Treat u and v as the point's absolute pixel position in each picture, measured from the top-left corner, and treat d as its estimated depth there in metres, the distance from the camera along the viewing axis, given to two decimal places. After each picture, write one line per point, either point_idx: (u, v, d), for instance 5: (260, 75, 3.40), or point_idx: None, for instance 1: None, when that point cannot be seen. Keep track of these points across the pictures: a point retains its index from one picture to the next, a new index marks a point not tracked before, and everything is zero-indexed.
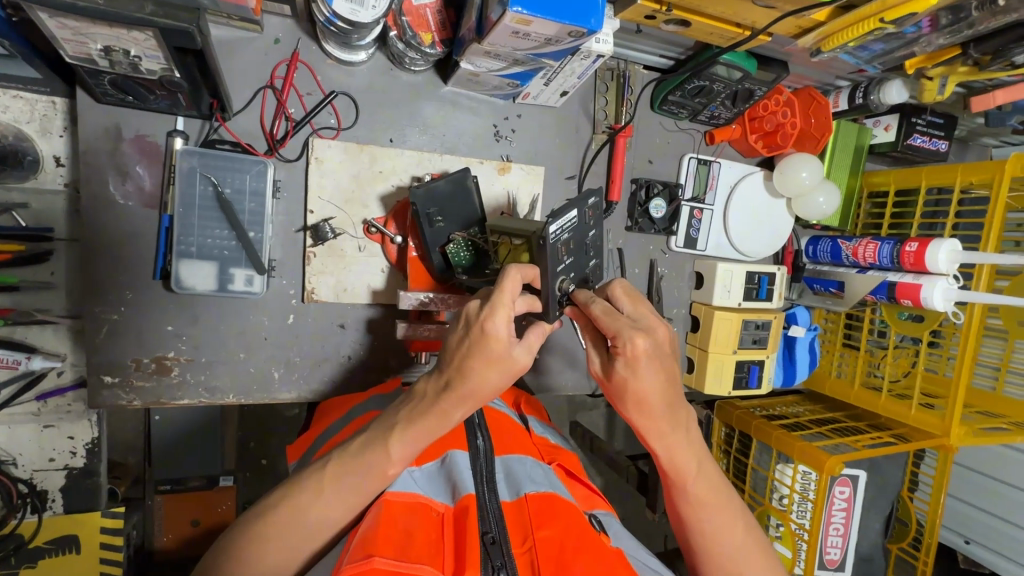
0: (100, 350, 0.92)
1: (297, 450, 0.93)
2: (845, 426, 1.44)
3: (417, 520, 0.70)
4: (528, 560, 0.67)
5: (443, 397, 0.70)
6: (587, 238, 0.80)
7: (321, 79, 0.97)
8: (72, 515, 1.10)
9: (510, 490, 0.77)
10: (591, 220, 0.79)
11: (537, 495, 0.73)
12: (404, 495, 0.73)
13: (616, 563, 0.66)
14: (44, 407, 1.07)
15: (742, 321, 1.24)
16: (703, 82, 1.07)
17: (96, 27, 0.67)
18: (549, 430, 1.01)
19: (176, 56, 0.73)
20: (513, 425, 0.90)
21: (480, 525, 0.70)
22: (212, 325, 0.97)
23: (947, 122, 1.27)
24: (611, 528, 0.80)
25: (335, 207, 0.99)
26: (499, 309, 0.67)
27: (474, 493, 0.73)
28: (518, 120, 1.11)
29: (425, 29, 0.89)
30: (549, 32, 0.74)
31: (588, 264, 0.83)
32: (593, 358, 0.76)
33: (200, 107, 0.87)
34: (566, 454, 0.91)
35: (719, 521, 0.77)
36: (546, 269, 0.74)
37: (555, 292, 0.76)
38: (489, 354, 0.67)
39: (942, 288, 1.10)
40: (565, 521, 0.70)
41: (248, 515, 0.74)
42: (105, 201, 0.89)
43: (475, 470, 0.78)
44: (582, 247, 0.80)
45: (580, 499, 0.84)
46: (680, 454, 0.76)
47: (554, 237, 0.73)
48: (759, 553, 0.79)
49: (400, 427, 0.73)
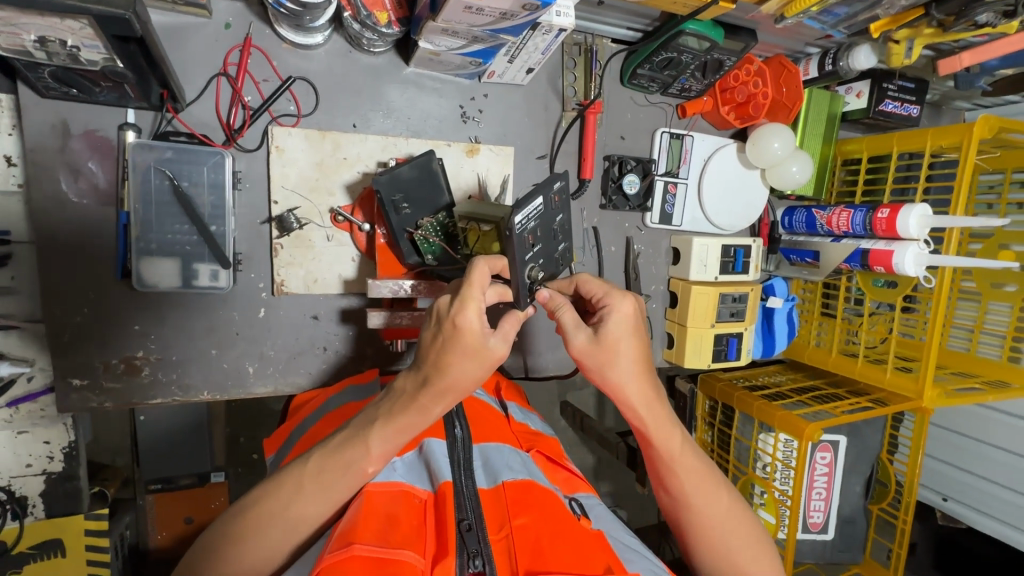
0: (66, 353, 0.91)
1: (273, 443, 0.92)
2: (824, 393, 1.47)
3: (399, 507, 0.70)
4: (505, 547, 0.68)
5: (422, 394, 0.71)
6: (554, 223, 0.79)
7: (276, 64, 0.94)
8: (54, 520, 1.09)
9: (487, 478, 0.77)
10: (557, 205, 0.78)
11: (515, 483, 0.73)
12: (386, 485, 0.73)
13: (592, 548, 0.67)
14: (16, 414, 1.03)
15: (719, 294, 1.25)
16: (671, 54, 1.05)
17: (26, 16, 0.64)
18: (529, 416, 1.00)
19: (116, 45, 0.70)
20: (490, 413, 0.90)
21: (457, 513, 0.70)
22: (180, 322, 0.95)
23: (918, 86, 1.27)
24: (593, 510, 0.81)
25: (299, 196, 0.96)
26: (469, 299, 0.68)
27: (450, 481, 0.74)
28: (485, 99, 1.08)
29: (380, 8, 0.87)
30: (502, 6, 0.72)
31: (557, 249, 0.81)
32: (575, 335, 0.74)
33: (150, 98, 0.84)
34: (546, 440, 0.91)
35: (705, 490, 0.77)
36: (513, 258, 0.73)
37: (524, 278, 0.75)
38: (462, 347, 0.68)
39: (913, 254, 1.11)
40: (541, 507, 0.70)
41: (227, 515, 0.73)
42: (59, 200, 0.86)
43: (452, 459, 0.78)
44: (549, 233, 0.79)
45: (560, 484, 0.84)
46: (662, 423, 0.76)
47: (520, 226, 0.72)
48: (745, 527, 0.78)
49: (382, 423, 0.73)
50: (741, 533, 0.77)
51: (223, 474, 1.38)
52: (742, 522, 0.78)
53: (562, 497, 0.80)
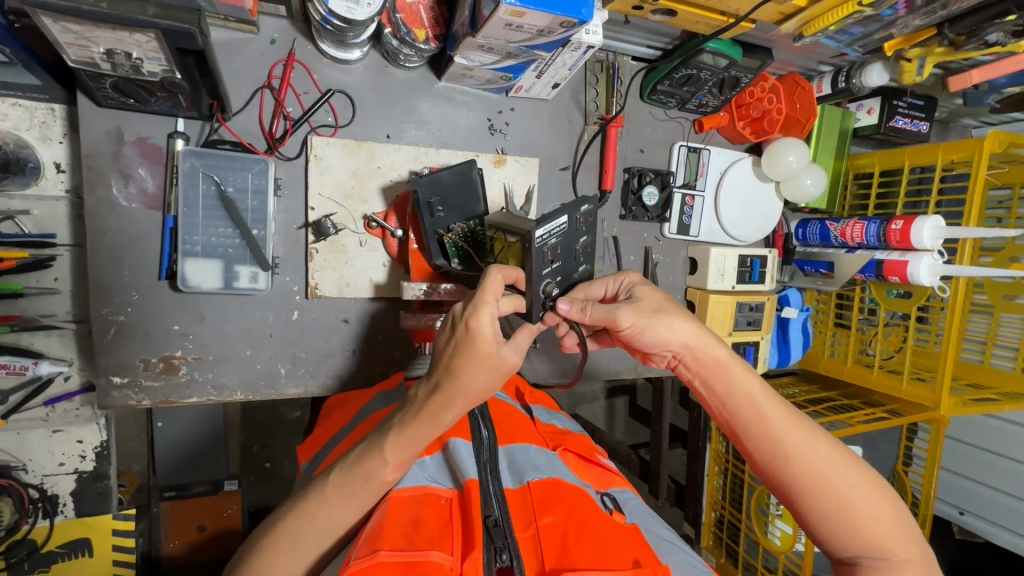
0: (108, 351, 0.93)
1: (307, 451, 0.93)
2: (839, 403, 1.50)
3: (423, 510, 0.71)
4: (532, 546, 0.68)
5: (434, 403, 0.68)
6: (577, 244, 0.79)
7: (317, 78, 0.98)
8: (84, 519, 1.10)
9: (512, 477, 0.78)
10: (583, 226, 0.77)
11: (540, 482, 0.75)
12: (409, 489, 0.73)
13: (619, 541, 0.67)
14: (53, 412, 1.06)
15: (736, 304, 1.28)
16: (691, 71, 1.10)
17: (98, 30, 0.68)
18: (556, 416, 1.02)
19: (177, 57, 0.74)
20: (516, 415, 0.92)
21: (483, 509, 0.71)
22: (217, 323, 0.98)
23: (927, 104, 1.31)
24: (627, 504, 0.82)
25: (335, 203, 1.00)
26: (484, 303, 0.65)
27: (476, 478, 0.74)
28: (511, 113, 1.13)
29: (419, 26, 0.91)
30: (540, 23, 0.75)
31: (577, 271, 0.81)
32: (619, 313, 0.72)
33: (200, 108, 0.89)
34: (574, 438, 0.92)
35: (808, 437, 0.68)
36: (529, 270, 0.74)
37: (539, 292, 0.75)
38: (473, 353, 0.65)
39: (927, 264, 1.14)
40: (567, 504, 0.71)
41: (260, 528, 0.76)
42: (109, 203, 0.90)
43: (477, 458, 0.78)
44: (571, 253, 0.78)
45: (592, 480, 0.85)
46: (735, 365, 0.72)
47: (540, 241, 0.72)
48: (858, 476, 0.67)
49: (394, 434, 0.71)
50: (856, 482, 0.67)
51: (236, 481, 1.38)
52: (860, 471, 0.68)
53: (594, 492, 0.80)
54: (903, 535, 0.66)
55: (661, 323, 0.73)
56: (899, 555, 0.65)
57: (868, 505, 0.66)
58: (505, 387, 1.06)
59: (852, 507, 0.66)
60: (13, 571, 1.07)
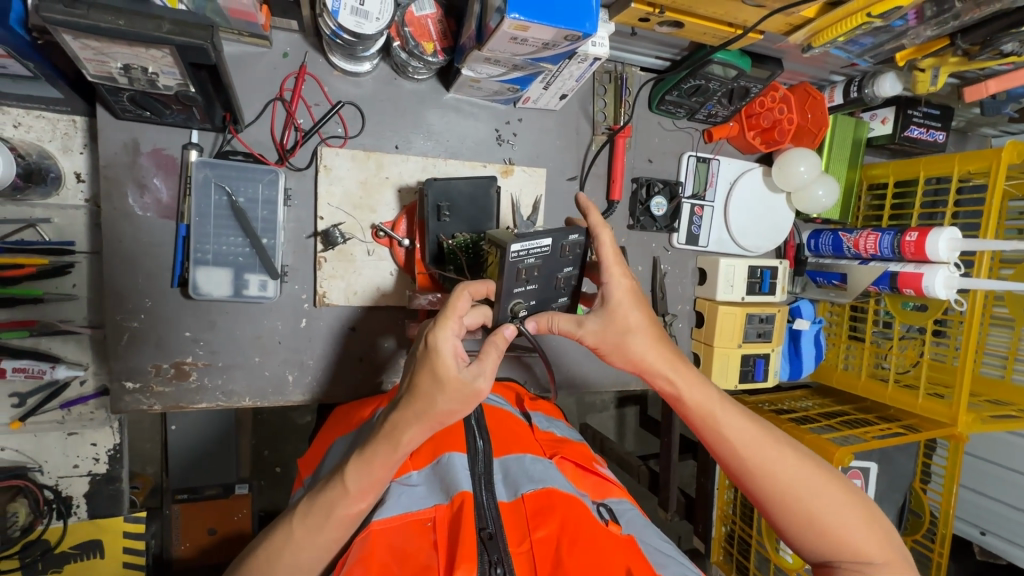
0: (121, 356, 0.96)
1: (308, 465, 0.93)
2: (854, 418, 1.48)
3: (408, 539, 0.70)
4: (527, 560, 0.69)
5: (395, 425, 0.68)
6: (559, 274, 0.78)
7: (327, 90, 1.00)
8: (96, 521, 1.12)
9: (507, 489, 0.78)
10: (568, 255, 0.76)
11: (535, 494, 0.74)
12: (390, 519, 0.72)
13: (611, 552, 0.67)
14: (69, 415, 1.08)
15: (746, 315, 1.26)
16: (699, 82, 1.09)
17: (116, 46, 0.71)
18: (555, 423, 1.00)
19: (191, 72, 0.76)
20: (514, 423, 0.91)
21: (477, 521, 0.71)
22: (226, 330, 1.00)
23: (943, 113, 1.29)
24: (624, 515, 0.80)
25: (344, 213, 1.02)
26: (446, 321, 0.65)
27: (469, 491, 0.74)
28: (519, 124, 1.14)
29: (427, 39, 0.92)
30: (545, 36, 0.75)
31: (554, 299, 0.81)
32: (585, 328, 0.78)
33: (214, 120, 0.91)
34: (571, 446, 0.91)
35: (774, 456, 0.78)
36: (501, 286, 0.73)
37: (509, 309, 0.75)
38: (433, 370, 0.64)
39: (943, 277, 1.11)
40: (560, 515, 0.71)
41: (240, 563, 0.76)
42: (125, 212, 0.92)
43: (472, 472, 0.78)
44: (551, 279, 0.78)
45: (589, 489, 0.83)
46: (708, 400, 0.80)
47: (516, 257, 0.71)
48: (825, 485, 0.77)
49: (354, 462, 0.71)
50: (823, 493, 0.77)
51: (248, 485, 1.38)
52: (826, 480, 0.78)
53: (590, 503, 0.79)
54: (872, 534, 0.76)
55: (634, 346, 0.79)
56: (875, 558, 0.75)
57: (835, 513, 0.76)
58: (506, 392, 1.05)
59: (821, 519, 0.76)
60: (27, 571, 1.08)
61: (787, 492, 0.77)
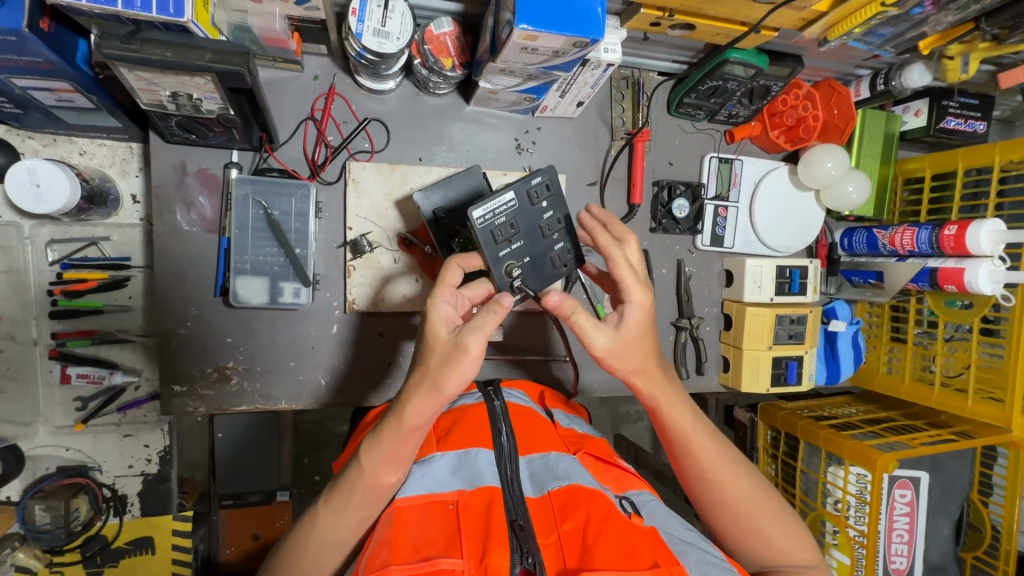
0: (170, 361, 1.03)
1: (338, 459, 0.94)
2: (900, 424, 1.42)
3: (432, 520, 0.72)
4: (554, 551, 0.69)
5: (403, 397, 0.73)
6: (541, 220, 0.86)
7: (355, 108, 1.06)
8: (148, 518, 1.19)
9: (533, 486, 0.78)
10: (538, 198, 0.86)
11: (561, 490, 0.74)
12: (415, 498, 0.75)
13: (638, 541, 0.66)
14: (125, 418, 1.17)
15: (775, 316, 1.23)
16: (717, 82, 1.10)
17: (164, 76, 0.78)
18: (576, 420, 1.01)
19: (230, 96, 0.83)
20: (536, 420, 0.92)
21: (508, 513, 0.72)
22: (264, 336, 1.06)
23: (982, 102, 1.24)
24: (646, 506, 0.79)
25: (371, 223, 1.07)
26: (441, 290, 0.74)
27: (498, 487, 0.76)
28: (538, 132, 1.17)
29: (446, 55, 0.97)
30: (555, 45, 0.78)
31: (550, 247, 0.86)
32: (594, 336, 0.76)
33: (251, 140, 0.98)
34: (594, 442, 0.90)
35: (731, 470, 0.81)
36: (485, 255, 0.82)
37: (503, 275, 0.84)
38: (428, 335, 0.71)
39: (988, 271, 1.06)
40: (586, 509, 0.70)
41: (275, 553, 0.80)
42: (174, 227, 1.00)
43: (499, 469, 0.79)
44: (535, 229, 0.86)
45: (611, 483, 0.83)
46: (679, 410, 0.81)
47: (485, 220, 0.82)
48: (771, 503, 0.81)
49: (368, 440, 0.75)
50: (768, 510, 0.80)
51: (289, 492, 1.43)
52: (773, 498, 0.82)
53: (612, 496, 0.78)
54: (806, 549, 0.80)
55: (630, 362, 0.78)
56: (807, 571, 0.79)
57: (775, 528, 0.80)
58: (528, 389, 1.06)
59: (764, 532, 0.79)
60: (88, 564, 1.16)
61: (740, 508, 0.80)
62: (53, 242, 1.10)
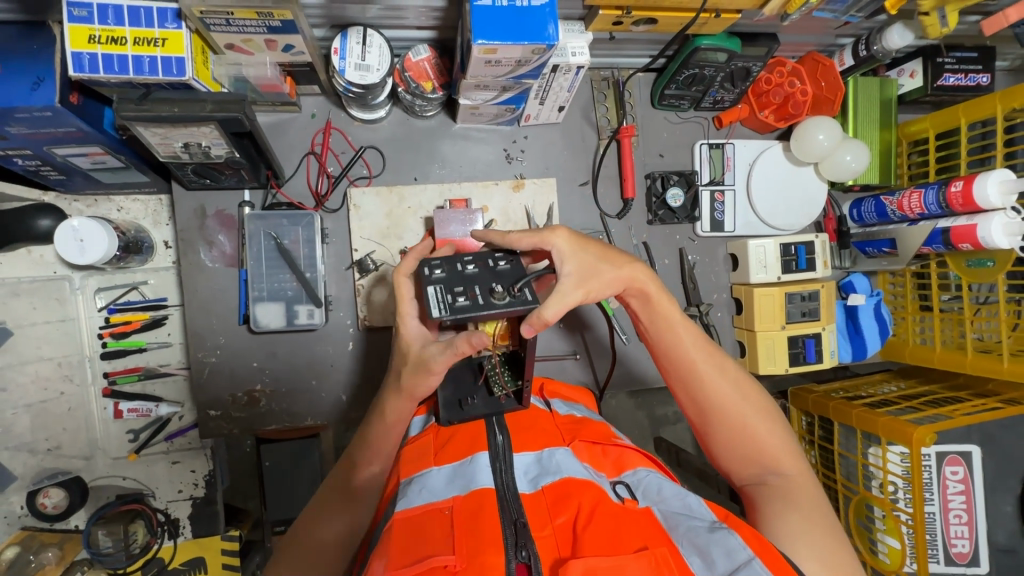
0: (204, 388, 1.12)
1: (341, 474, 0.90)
2: (941, 398, 1.35)
3: (430, 529, 0.68)
4: (550, 543, 0.67)
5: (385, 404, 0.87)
6: (465, 267, 0.79)
7: (351, 138, 1.15)
8: (199, 539, 1.26)
9: (528, 481, 0.77)
10: (445, 266, 0.79)
11: (552, 485, 0.74)
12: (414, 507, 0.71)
13: (628, 529, 0.67)
14: (172, 446, 1.26)
15: (785, 294, 1.21)
16: (693, 70, 1.12)
17: (175, 130, 0.88)
18: (575, 406, 1.02)
19: (234, 140, 0.92)
20: (533, 413, 0.93)
21: (502, 511, 0.70)
22: (285, 357, 1.14)
23: (982, 54, 1.19)
24: (641, 485, 0.79)
25: (375, 243, 1.14)
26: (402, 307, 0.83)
27: (491, 488, 0.73)
28: (526, 141, 1.22)
29: (425, 79, 1.04)
30: (515, 54, 0.83)
31: (495, 267, 0.80)
32: (569, 296, 0.77)
33: (259, 179, 1.07)
34: (591, 425, 0.91)
35: (715, 367, 0.85)
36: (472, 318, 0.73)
37: (503, 304, 0.74)
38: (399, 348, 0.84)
39: (1001, 223, 1.02)
40: (577, 501, 0.71)
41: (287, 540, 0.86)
42: (197, 265, 1.10)
43: (493, 468, 0.77)
44: (468, 277, 0.78)
45: (608, 467, 0.84)
46: (666, 308, 0.86)
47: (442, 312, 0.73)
48: (751, 400, 0.85)
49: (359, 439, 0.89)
50: (748, 406, 0.84)
51: None
52: (754, 398, 0.85)
53: (607, 484, 0.79)
54: (787, 446, 0.83)
55: (605, 270, 0.82)
56: (792, 471, 0.81)
57: (755, 423, 0.83)
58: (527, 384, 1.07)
59: (745, 426, 0.83)
60: None
61: (722, 403, 0.84)
62: (101, 290, 1.23)
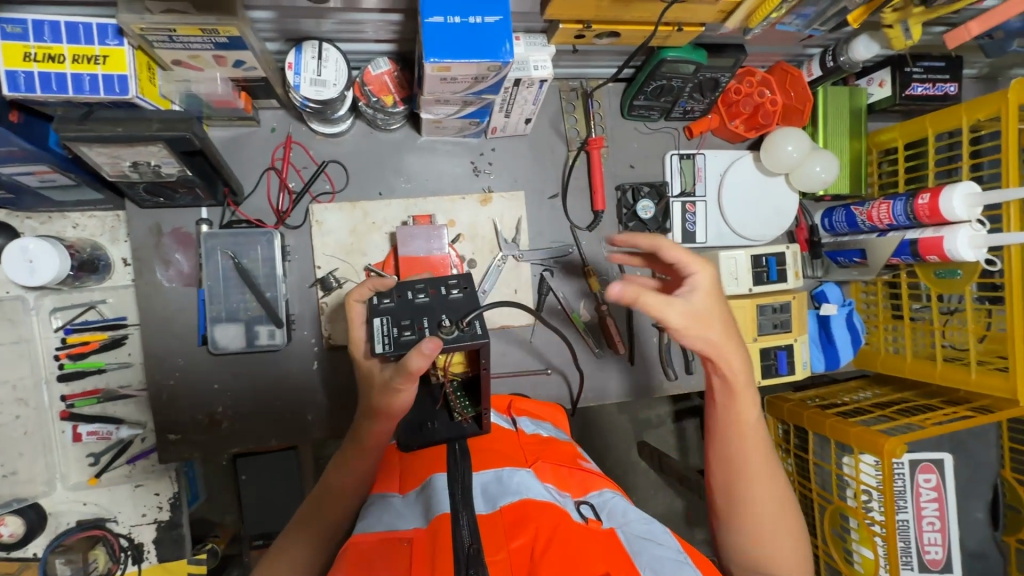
0: (163, 412, 1.08)
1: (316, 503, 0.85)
2: (914, 406, 1.35)
3: (383, 557, 0.64)
4: (504, 568, 0.63)
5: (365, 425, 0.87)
6: (416, 296, 0.82)
7: (313, 153, 1.12)
8: (165, 564, 1.25)
9: (486, 503, 0.74)
10: (396, 296, 0.83)
11: (512, 505, 0.71)
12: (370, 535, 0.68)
13: (589, 552, 0.64)
14: (134, 470, 1.23)
15: (757, 306, 1.20)
16: (661, 81, 1.10)
17: (122, 150, 0.84)
18: (543, 424, 0.99)
19: (185, 158, 0.89)
20: (496, 433, 0.91)
21: (456, 534, 0.65)
22: (247, 378, 1.11)
23: (949, 64, 1.20)
24: (606, 507, 0.77)
25: (338, 259, 1.11)
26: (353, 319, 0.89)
27: (448, 512, 0.69)
28: (493, 153, 1.20)
29: (386, 93, 1.01)
30: (471, 71, 0.81)
31: (448, 295, 0.82)
32: None
33: (216, 196, 1.04)
34: (554, 448, 0.89)
35: (758, 449, 0.77)
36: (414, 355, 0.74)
37: (450, 338, 0.75)
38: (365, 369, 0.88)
39: (967, 236, 1.02)
40: (536, 524, 0.68)
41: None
42: (153, 285, 1.07)
43: (450, 488, 0.73)
44: (417, 307, 0.81)
45: (573, 489, 0.81)
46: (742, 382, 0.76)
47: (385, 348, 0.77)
48: (778, 492, 0.78)
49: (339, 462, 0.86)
50: (773, 499, 0.77)
51: None
52: (781, 492, 0.78)
53: (570, 505, 0.76)
54: (798, 547, 0.77)
55: (714, 334, 0.71)
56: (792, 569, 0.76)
57: (775, 517, 0.77)
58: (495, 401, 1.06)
59: (763, 516, 0.76)
60: None
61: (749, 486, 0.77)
62: (56, 310, 1.19)
